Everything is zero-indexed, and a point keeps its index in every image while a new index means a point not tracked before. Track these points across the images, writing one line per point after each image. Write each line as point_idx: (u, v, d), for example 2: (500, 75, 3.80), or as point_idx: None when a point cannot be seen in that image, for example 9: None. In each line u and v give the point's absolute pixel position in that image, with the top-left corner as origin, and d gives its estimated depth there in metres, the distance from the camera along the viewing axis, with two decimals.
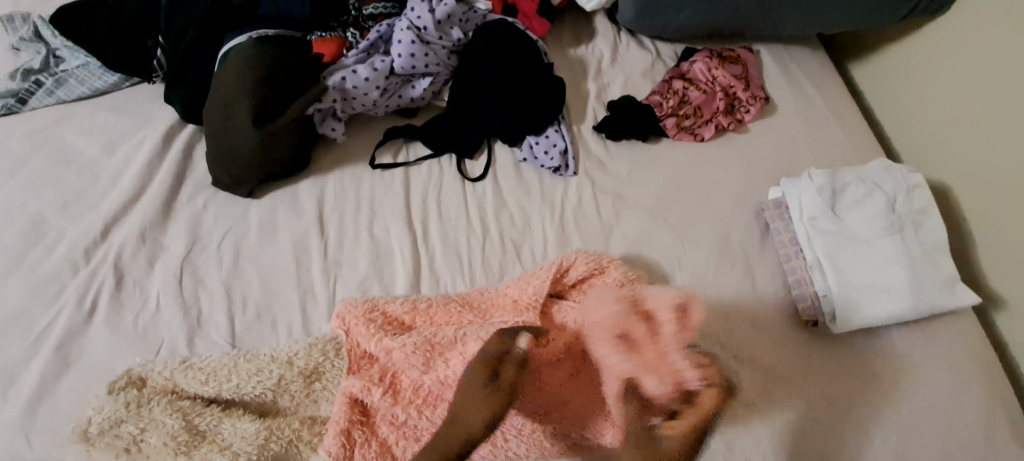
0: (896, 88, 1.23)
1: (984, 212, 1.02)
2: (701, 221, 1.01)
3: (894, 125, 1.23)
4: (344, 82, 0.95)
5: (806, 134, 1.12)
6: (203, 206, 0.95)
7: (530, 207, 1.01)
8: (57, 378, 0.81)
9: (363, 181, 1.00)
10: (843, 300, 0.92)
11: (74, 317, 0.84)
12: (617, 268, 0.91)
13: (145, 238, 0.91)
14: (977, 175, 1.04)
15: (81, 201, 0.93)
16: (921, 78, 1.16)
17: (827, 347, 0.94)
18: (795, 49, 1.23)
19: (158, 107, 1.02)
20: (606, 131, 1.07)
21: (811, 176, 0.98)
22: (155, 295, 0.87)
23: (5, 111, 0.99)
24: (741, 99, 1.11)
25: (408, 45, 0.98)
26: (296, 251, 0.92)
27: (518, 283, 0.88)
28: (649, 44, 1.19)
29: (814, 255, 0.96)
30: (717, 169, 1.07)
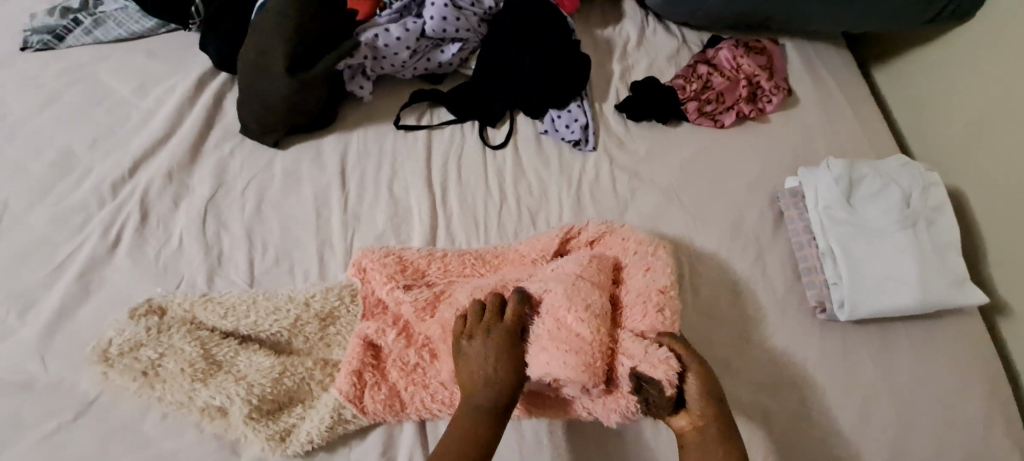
0: (923, 92, 1.21)
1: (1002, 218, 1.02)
2: (715, 204, 1.03)
3: (917, 130, 1.22)
4: (376, 39, 0.96)
5: (825, 128, 1.13)
6: (230, 152, 0.97)
7: (548, 177, 1.02)
8: (78, 304, 0.83)
9: (387, 140, 1.01)
10: (853, 288, 0.92)
11: (97, 247, 0.86)
12: (627, 233, 0.91)
13: (172, 177, 0.93)
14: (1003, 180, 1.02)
15: (111, 137, 0.95)
16: (952, 82, 1.15)
17: (833, 335, 0.95)
18: (820, 45, 1.24)
19: (191, 53, 1.03)
20: (628, 110, 1.08)
21: (829, 166, 0.99)
22: (179, 232, 0.89)
23: (43, 47, 1.02)
24: (764, 89, 1.11)
25: (440, 8, 0.98)
26: (317, 203, 0.95)
27: (530, 240, 0.91)
28: (676, 30, 1.19)
29: (827, 242, 0.96)
30: (735, 155, 1.07)
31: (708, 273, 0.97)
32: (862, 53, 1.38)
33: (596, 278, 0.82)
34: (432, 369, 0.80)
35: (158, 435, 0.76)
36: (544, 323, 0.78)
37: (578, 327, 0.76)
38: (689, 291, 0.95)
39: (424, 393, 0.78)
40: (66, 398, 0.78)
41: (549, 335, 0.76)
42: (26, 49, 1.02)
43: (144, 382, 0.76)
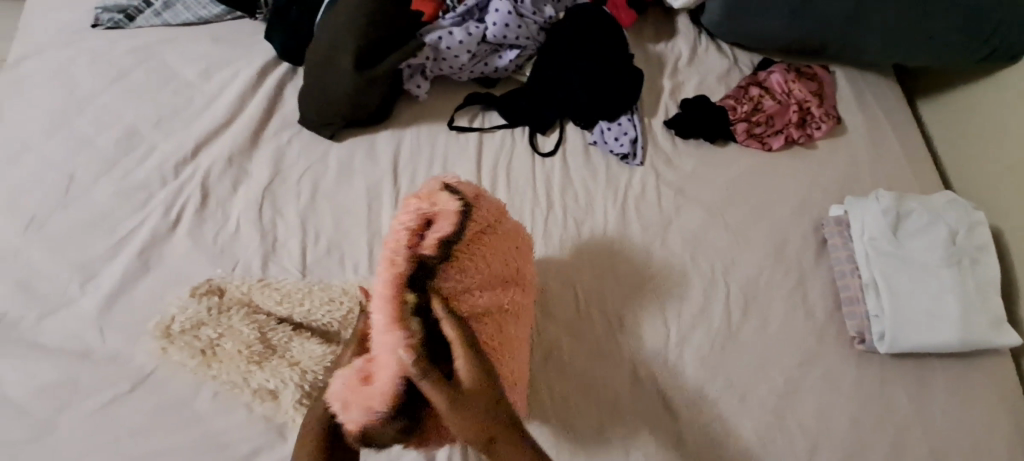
0: (976, 126, 1.19)
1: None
2: (758, 226, 1.03)
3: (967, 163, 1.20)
4: (439, 41, 0.98)
5: (871, 159, 1.13)
6: (288, 141, 0.99)
7: (595, 188, 1.04)
8: (138, 278, 0.86)
9: (439, 140, 1.03)
10: (895, 322, 0.93)
11: (157, 226, 0.89)
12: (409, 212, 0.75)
13: (232, 162, 0.95)
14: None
15: (175, 118, 0.98)
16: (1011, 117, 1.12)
17: (869, 366, 0.95)
18: (870, 75, 1.24)
19: (255, 41, 1.06)
20: (677, 127, 1.09)
21: (877, 198, 1.00)
22: (236, 216, 0.92)
23: (114, 26, 1.05)
24: (813, 115, 1.12)
25: (504, 15, 1.00)
26: (369, 196, 0.97)
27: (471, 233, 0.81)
28: (728, 50, 1.20)
29: (870, 274, 0.96)
30: (781, 179, 1.08)
31: (748, 295, 0.97)
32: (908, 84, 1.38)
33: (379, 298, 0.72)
34: None
35: (210, 412, 0.78)
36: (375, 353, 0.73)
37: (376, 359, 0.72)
38: (728, 312, 0.96)
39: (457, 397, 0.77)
40: (122, 369, 0.81)
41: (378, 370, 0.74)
42: (97, 27, 1.05)
43: (202, 360, 0.79)
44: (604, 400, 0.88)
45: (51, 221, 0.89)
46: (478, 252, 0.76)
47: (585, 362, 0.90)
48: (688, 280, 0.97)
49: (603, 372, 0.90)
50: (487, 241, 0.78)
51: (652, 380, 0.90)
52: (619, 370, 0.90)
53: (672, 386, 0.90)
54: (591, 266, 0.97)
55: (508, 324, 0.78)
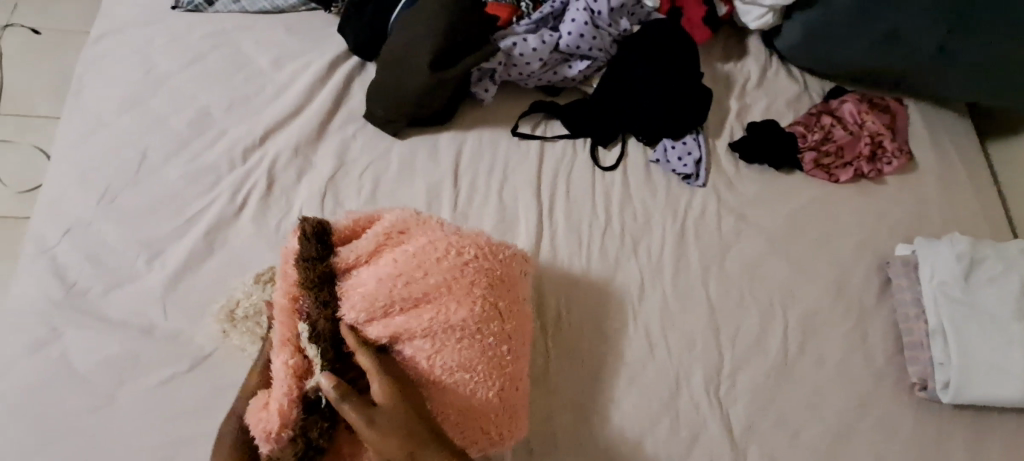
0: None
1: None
2: (819, 260, 1.00)
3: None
4: (513, 48, 0.98)
5: (942, 199, 1.09)
6: (353, 135, 1.00)
7: (654, 206, 1.02)
8: (202, 260, 0.88)
9: (500, 146, 1.03)
10: (961, 372, 0.89)
11: (223, 209, 0.91)
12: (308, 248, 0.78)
13: (298, 152, 0.96)
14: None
15: (246, 105, 0.99)
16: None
17: (929, 416, 0.91)
18: (945, 111, 1.19)
19: (327, 34, 1.07)
20: (742, 151, 1.06)
21: (950, 242, 0.96)
22: (299, 206, 0.93)
23: (193, 9, 1.07)
24: (885, 149, 1.08)
25: (579, 26, 1.00)
26: (429, 197, 0.97)
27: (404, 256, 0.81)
28: (799, 75, 1.17)
29: (938, 319, 0.93)
30: (846, 212, 1.05)
31: (806, 330, 0.95)
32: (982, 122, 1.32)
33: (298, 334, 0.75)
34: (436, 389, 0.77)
35: None
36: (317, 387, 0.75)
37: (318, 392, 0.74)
38: (785, 346, 0.93)
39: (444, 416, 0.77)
40: (181, 349, 0.82)
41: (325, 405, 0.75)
42: (176, 9, 1.07)
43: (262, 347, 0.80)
44: (653, 425, 0.86)
45: (122, 196, 0.91)
46: (379, 276, 0.77)
47: (635, 383, 0.88)
48: (744, 309, 0.95)
49: (653, 395, 0.88)
50: (384, 264, 0.79)
51: (703, 409, 0.88)
52: (668, 395, 0.88)
53: (723, 416, 0.87)
54: (646, 286, 0.95)
55: (438, 343, 0.76)
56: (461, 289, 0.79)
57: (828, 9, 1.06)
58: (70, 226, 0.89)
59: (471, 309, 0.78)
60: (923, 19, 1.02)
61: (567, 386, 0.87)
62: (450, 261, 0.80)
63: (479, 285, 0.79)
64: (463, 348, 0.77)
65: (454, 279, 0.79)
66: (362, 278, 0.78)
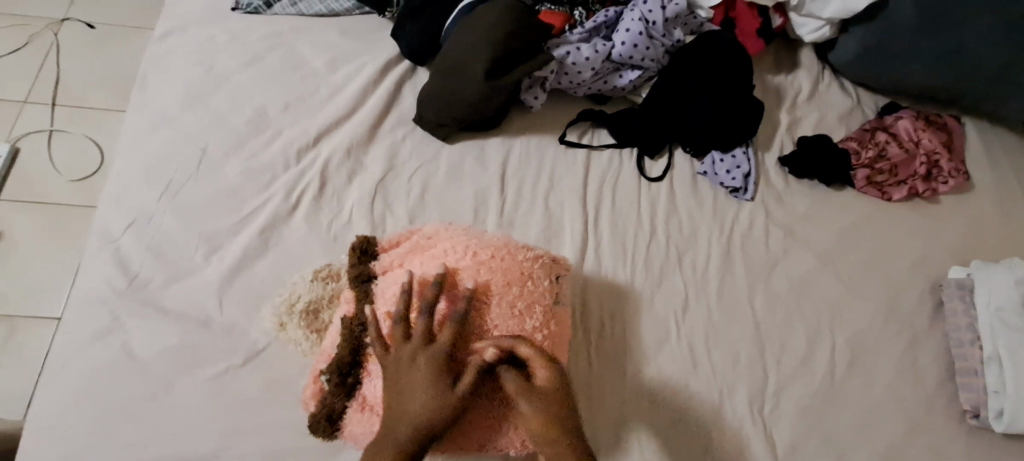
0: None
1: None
2: (869, 279, 0.99)
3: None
4: (567, 56, 0.97)
5: (1000, 221, 1.05)
6: (402, 139, 1.01)
7: (700, 218, 1.01)
8: (257, 256, 0.90)
9: (548, 153, 1.03)
10: (1016, 401, 0.86)
11: (278, 208, 0.93)
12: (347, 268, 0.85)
13: (350, 154, 0.98)
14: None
15: (301, 105, 1.02)
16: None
17: (983, 445, 0.89)
18: (1006, 131, 1.16)
19: (380, 38, 1.09)
20: (791, 165, 1.05)
21: (1010, 267, 0.93)
22: (350, 207, 0.95)
23: (252, 11, 1.10)
24: (942, 169, 1.06)
25: (634, 35, 0.98)
26: (476, 202, 0.98)
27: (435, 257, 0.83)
28: (852, 90, 1.15)
29: (993, 347, 0.90)
30: (897, 232, 1.03)
31: (855, 351, 0.93)
32: None
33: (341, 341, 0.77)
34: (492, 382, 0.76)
35: None
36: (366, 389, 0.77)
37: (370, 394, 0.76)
38: (833, 367, 0.92)
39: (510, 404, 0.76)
40: (236, 342, 0.85)
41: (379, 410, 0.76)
42: (236, 10, 1.10)
43: (315, 341, 0.83)
44: (695, 439, 0.85)
45: (183, 191, 0.94)
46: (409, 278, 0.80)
47: (680, 396, 0.88)
48: (791, 328, 0.94)
49: (697, 409, 0.87)
50: (416, 265, 0.82)
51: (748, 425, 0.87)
52: (712, 411, 0.87)
53: (768, 435, 0.87)
54: (690, 300, 0.95)
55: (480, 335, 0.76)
56: (492, 283, 0.79)
57: (891, 23, 1.03)
58: (134, 219, 0.92)
59: (501, 305, 0.78)
60: (989, 37, 0.99)
61: (613, 396, 0.87)
62: (470, 260, 0.81)
63: (509, 283, 0.80)
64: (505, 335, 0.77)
65: (485, 275, 0.80)
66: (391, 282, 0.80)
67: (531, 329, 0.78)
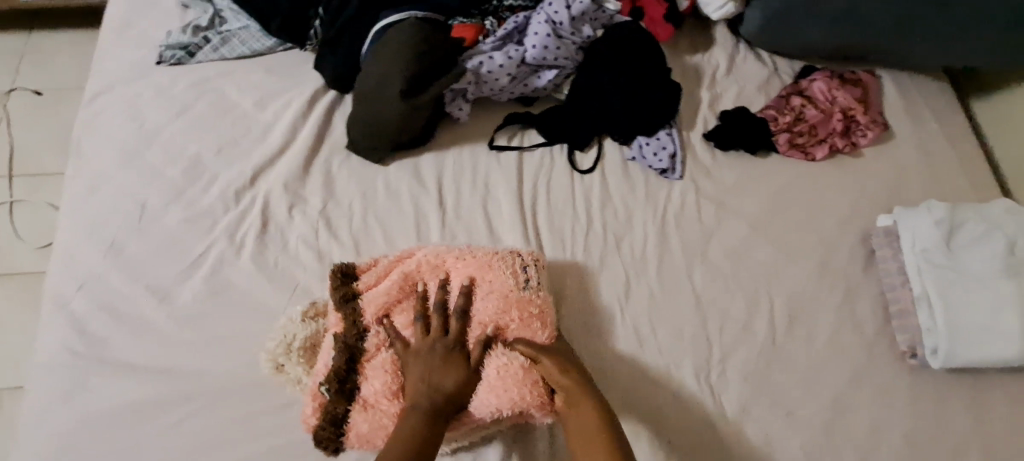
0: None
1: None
2: (799, 238, 1.04)
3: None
4: (480, 66, 0.99)
5: (921, 166, 1.10)
6: (338, 167, 1.04)
7: (634, 203, 1.05)
8: (207, 299, 0.93)
9: (480, 160, 1.06)
10: (951, 338, 0.90)
11: (224, 251, 0.96)
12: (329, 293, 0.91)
13: (287, 188, 1.01)
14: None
15: (234, 148, 1.04)
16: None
17: (924, 381, 0.93)
18: (920, 78, 1.20)
19: (305, 71, 1.11)
20: (716, 139, 1.09)
21: (928, 209, 0.97)
22: (293, 240, 0.98)
23: (176, 62, 1.12)
24: (859, 123, 1.10)
25: (543, 38, 1.00)
26: (416, 217, 1.01)
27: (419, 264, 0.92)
28: (767, 59, 1.19)
29: (923, 288, 0.94)
30: (824, 189, 1.07)
31: (793, 309, 0.97)
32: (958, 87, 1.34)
33: (344, 350, 0.85)
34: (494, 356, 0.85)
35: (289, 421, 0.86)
36: (370, 387, 0.84)
37: (372, 391, 0.83)
38: (774, 327, 0.96)
39: (508, 376, 0.83)
40: (195, 386, 0.87)
41: (387, 404, 0.83)
42: (161, 64, 1.12)
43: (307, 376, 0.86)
44: (648, 415, 0.89)
45: (129, 247, 0.97)
46: (398, 286, 0.90)
47: (661, 379, 0.91)
48: (730, 295, 0.98)
49: (645, 386, 0.91)
50: (396, 277, 0.90)
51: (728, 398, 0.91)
52: (662, 387, 0.91)
53: (717, 401, 0.90)
54: (632, 283, 0.99)
55: (476, 317, 0.88)
56: (478, 276, 0.90)
57: None
58: (83, 281, 0.94)
59: (488, 293, 0.89)
60: None
61: (607, 389, 0.90)
62: (453, 262, 0.92)
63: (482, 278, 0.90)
64: (496, 316, 0.87)
65: (470, 270, 0.91)
66: (381, 292, 0.89)
67: (518, 310, 0.88)
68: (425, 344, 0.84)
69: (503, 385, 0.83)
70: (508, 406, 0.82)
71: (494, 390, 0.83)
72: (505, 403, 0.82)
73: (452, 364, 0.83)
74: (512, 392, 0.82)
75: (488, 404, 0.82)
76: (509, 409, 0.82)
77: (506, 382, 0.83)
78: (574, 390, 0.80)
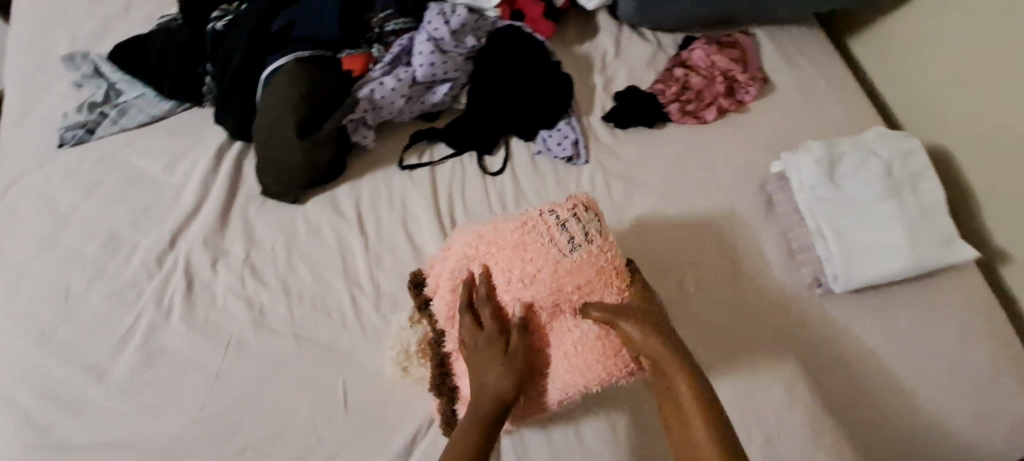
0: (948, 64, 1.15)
1: (1012, 178, 1.06)
2: (704, 197, 1.10)
3: (939, 106, 1.19)
4: (373, 93, 1.03)
5: (804, 109, 1.18)
6: (255, 214, 1.06)
7: (547, 194, 1.10)
8: (147, 367, 0.94)
9: (394, 181, 1.10)
10: (845, 263, 0.98)
11: (155, 317, 0.97)
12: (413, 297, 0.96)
13: (207, 244, 1.03)
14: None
15: (149, 215, 1.06)
16: (1002, 47, 1.06)
17: (831, 306, 1.01)
18: (792, 28, 1.29)
19: (207, 128, 1.13)
20: (614, 120, 1.15)
21: (808, 149, 1.04)
22: (222, 293, 1.00)
23: (77, 142, 1.12)
24: (740, 82, 1.18)
25: (428, 55, 1.03)
26: (340, 248, 1.04)
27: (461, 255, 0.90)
28: (650, 36, 1.26)
29: (815, 223, 1.02)
30: (720, 148, 1.14)
31: (707, 263, 1.04)
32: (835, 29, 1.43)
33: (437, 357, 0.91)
34: (570, 329, 0.85)
35: None
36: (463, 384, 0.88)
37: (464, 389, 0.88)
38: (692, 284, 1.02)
39: (589, 344, 0.84)
40: (146, 454, 0.88)
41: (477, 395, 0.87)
42: (62, 146, 1.12)
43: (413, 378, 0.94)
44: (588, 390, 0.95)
45: (59, 333, 0.97)
46: (455, 282, 0.89)
47: (710, 329, 0.98)
48: (650, 262, 1.04)
49: None
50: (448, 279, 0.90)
51: (778, 327, 0.99)
52: None
53: None
54: None
55: (526, 294, 0.84)
56: (521, 251, 0.85)
57: None
58: (17, 375, 0.94)
59: (541, 266, 0.83)
60: None
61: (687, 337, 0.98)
62: (496, 240, 0.87)
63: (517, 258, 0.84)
64: (559, 289, 0.83)
65: (512, 248, 0.85)
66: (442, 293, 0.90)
67: (582, 276, 0.83)
68: (490, 332, 0.83)
69: (585, 356, 0.84)
70: (594, 381, 0.85)
71: (575, 364, 0.84)
72: (585, 373, 0.84)
73: (497, 352, 0.82)
74: (595, 360, 0.84)
75: (572, 378, 0.85)
76: (596, 377, 0.85)
77: (588, 354, 0.84)
78: (652, 351, 0.78)
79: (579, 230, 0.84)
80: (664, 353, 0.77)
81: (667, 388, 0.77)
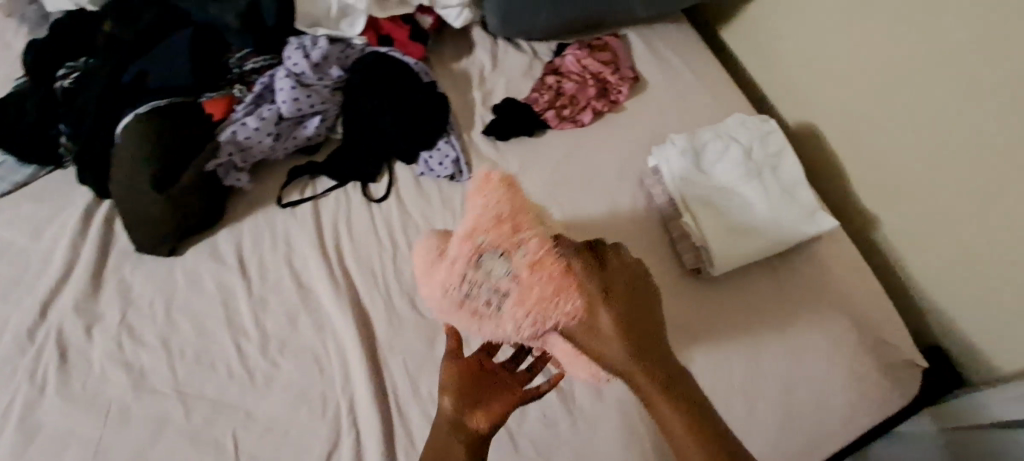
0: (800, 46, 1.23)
1: (867, 147, 1.13)
2: (588, 197, 1.12)
3: (798, 85, 1.25)
4: (236, 135, 1.02)
5: (674, 103, 1.24)
6: (131, 271, 1.04)
7: (434, 214, 1.11)
8: (21, 449, 0.89)
9: (276, 220, 1.09)
10: (720, 247, 1.02)
11: (28, 395, 0.93)
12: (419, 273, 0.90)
13: (79, 311, 0.99)
14: (939, 110, 0.99)
15: (14, 288, 1.01)
16: (841, 26, 1.13)
17: (712, 290, 1.06)
18: (660, 25, 1.34)
19: (74, 190, 1.10)
20: (494, 133, 1.17)
21: (673, 141, 1.08)
22: (99, 359, 0.96)
23: None
24: (611, 83, 1.22)
25: (290, 91, 1.03)
26: (223, 296, 1.03)
27: (424, 276, 0.80)
28: (525, 46, 1.28)
29: (687, 210, 1.05)
30: (599, 149, 1.18)
31: None
32: (705, 23, 1.50)
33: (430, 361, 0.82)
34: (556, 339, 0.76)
35: None
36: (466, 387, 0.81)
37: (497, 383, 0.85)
38: None
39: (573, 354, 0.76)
40: None
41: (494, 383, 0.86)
42: None
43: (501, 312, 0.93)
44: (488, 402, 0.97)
45: None
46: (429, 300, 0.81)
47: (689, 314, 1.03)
48: None
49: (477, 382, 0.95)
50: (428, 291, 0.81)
51: (757, 292, 1.06)
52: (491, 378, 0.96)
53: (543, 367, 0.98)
54: None
55: (493, 314, 0.76)
56: (469, 273, 0.75)
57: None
58: None
59: (506, 286, 0.74)
60: None
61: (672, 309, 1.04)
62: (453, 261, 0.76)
63: (469, 329, 0.78)
64: (536, 308, 0.72)
65: (463, 272, 0.76)
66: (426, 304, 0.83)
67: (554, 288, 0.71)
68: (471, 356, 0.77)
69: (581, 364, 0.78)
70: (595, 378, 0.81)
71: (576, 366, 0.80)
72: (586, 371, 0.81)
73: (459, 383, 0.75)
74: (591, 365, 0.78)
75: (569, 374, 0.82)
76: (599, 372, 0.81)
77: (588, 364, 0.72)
78: (640, 374, 0.70)
79: (519, 260, 0.73)
80: (652, 379, 0.70)
81: (645, 402, 0.71)
